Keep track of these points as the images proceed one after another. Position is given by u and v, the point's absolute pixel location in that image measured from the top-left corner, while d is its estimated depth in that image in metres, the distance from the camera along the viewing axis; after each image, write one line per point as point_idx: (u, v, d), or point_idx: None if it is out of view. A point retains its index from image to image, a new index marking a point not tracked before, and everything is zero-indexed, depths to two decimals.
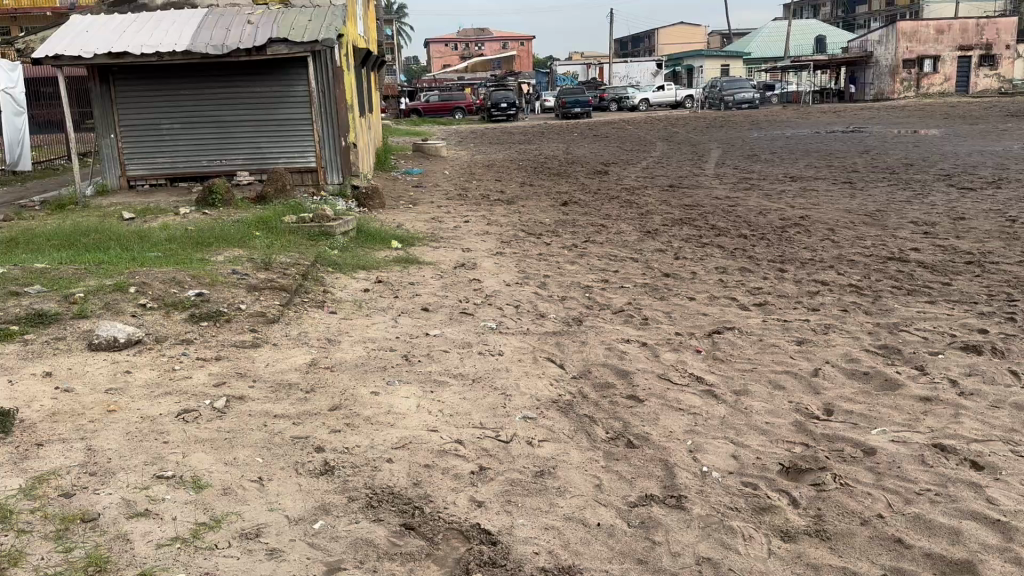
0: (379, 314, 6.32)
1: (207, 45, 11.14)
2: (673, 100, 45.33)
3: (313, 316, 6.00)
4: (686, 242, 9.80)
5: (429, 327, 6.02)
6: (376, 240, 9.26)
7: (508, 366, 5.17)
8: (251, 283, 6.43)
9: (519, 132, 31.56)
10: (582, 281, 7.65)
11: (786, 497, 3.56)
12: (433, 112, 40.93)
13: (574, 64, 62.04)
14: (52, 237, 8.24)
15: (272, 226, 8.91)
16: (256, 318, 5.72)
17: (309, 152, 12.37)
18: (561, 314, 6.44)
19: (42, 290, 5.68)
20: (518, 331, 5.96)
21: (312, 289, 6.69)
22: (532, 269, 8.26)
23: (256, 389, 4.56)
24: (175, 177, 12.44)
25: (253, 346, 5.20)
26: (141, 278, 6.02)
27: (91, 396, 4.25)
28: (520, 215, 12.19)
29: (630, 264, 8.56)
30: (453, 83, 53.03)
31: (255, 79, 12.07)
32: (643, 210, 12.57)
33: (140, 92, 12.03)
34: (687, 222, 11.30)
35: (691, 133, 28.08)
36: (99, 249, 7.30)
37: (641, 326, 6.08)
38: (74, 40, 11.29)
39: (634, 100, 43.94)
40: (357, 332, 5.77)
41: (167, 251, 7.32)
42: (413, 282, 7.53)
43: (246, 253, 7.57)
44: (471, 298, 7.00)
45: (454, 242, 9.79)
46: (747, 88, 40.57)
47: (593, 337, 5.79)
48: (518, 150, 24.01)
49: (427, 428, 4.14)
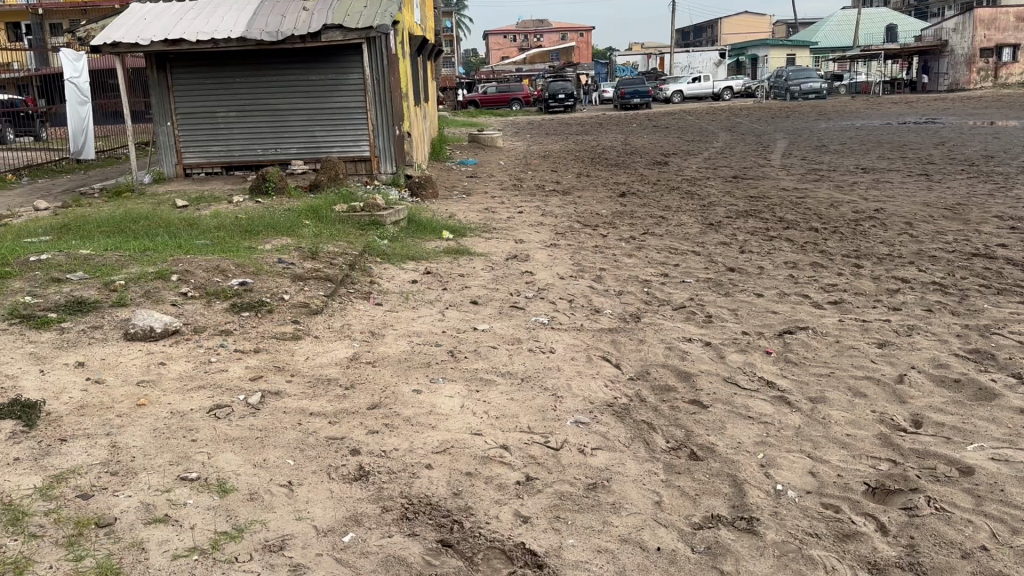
0: (427, 307, 6.04)
1: (262, 32, 11.03)
2: (710, 93, 44.25)
3: (358, 308, 5.75)
4: (751, 236, 9.29)
5: (477, 321, 5.73)
6: (427, 231, 9.00)
7: (560, 365, 4.83)
8: (296, 272, 6.22)
9: (576, 123, 31.07)
10: (640, 275, 7.25)
11: (873, 523, 3.17)
12: (490, 103, 40.63)
13: (633, 55, 61.07)
14: (103, 224, 8.21)
15: (321, 215, 8.72)
16: (300, 308, 5.48)
17: (363, 141, 12.22)
18: (618, 309, 6.06)
19: (84, 277, 5.57)
20: (571, 327, 5.61)
21: (359, 280, 6.45)
22: (588, 262, 7.90)
23: (293, 384, 4.31)
24: (231, 165, 12.41)
25: (293, 339, 4.96)
26: (183, 266, 5.86)
27: (122, 388, 4.06)
28: (576, 206, 11.81)
29: (692, 257, 8.12)
30: (512, 74, 52.67)
31: (310, 66, 11.93)
32: (705, 202, 12.06)
33: (196, 81, 12.01)
34: (752, 215, 10.76)
35: (755, 124, 27.21)
36: (145, 236, 7.19)
37: (705, 324, 5.68)
38: (132, 27, 11.32)
39: (667, 92, 43.14)
40: (402, 325, 5.50)
41: (214, 239, 7.17)
42: (463, 274, 7.25)
43: (293, 241, 7.38)
44: (523, 291, 6.68)
45: (507, 233, 9.47)
46: (815, 78, 39.21)
47: (653, 335, 5.41)
48: (575, 141, 23.53)
49: (471, 431, 3.84)
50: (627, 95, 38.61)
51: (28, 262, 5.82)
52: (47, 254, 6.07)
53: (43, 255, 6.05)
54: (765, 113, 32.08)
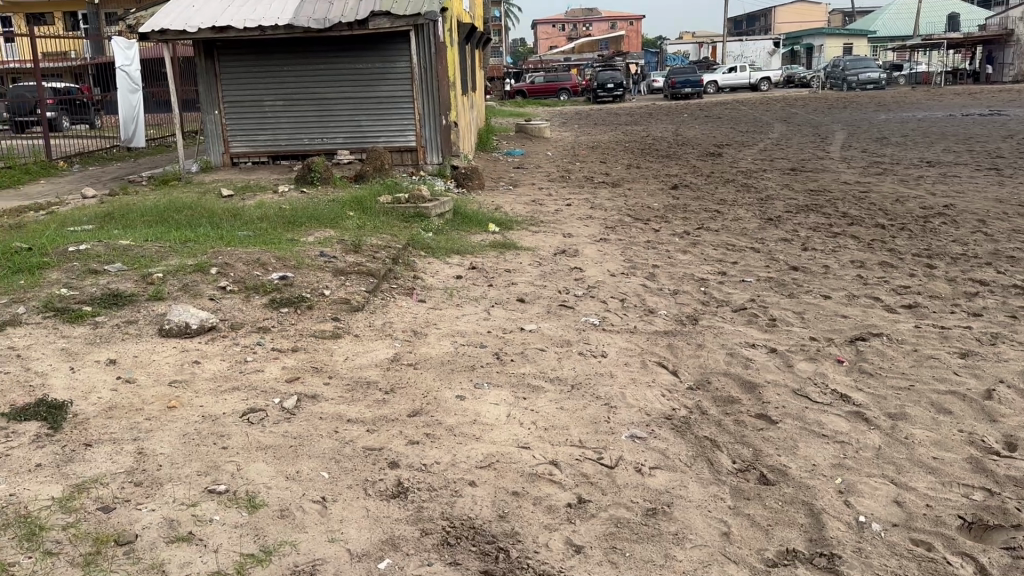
0: (471, 305, 5.78)
1: (309, 19, 10.85)
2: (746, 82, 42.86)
3: (400, 304, 5.51)
4: (813, 232, 8.83)
5: (525, 321, 5.44)
6: (473, 224, 8.73)
7: (613, 371, 4.52)
8: (338, 266, 6.00)
9: (626, 113, 30.53)
10: (697, 273, 6.89)
11: (971, 564, 2.81)
12: (538, 93, 40.22)
13: (684, 44, 60.02)
14: (147, 213, 8.12)
15: (365, 207, 8.50)
16: (340, 305, 5.25)
17: (409, 131, 12.02)
18: (674, 310, 5.72)
19: (121, 269, 5.43)
20: (624, 329, 5.29)
21: (402, 275, 6.22)
22: (640, 258, 7.56)
23: (331, 386, 4.07)
24: (277, 155, 12.30)
25: (333, 337, 4.73)
26: (222, 259, 5.68)
27: (152, 389, 3.88)
28: (627, 199, 11.45)
29: (750, 254, 7.73)
30: (560, 64, 52.15)
31: (358, 55, 11.74)
32: (762, 195, 11.59)
33: (244, 69, 11.89)
34: (812, 210, 10.27)
35: (811, 115, 26.43)
36: (187, 227, 7.06)
37: (769, 329, 5.30)
38: (181, 15, 11.24)
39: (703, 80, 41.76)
40: (446, 324, 5.24)
41: (255, 230, 7.00)
42: (510, 269, 6.96)
43: (336, 233, 7.17)
44: (572, 288, 6.37)
45: (556, 227, 9.15)
46: (873, 68, 38.00)
47: (712, 340, 5.06)
48: (624, 131, 23.02)
49: (519, 444, 3.55)
50: (678, 85, 37.88)
51: (67, 253, 5.71)
52: (86, 245, 5.96)
53: (82, 246, 5.93)
54: (821, 103, 31.17)
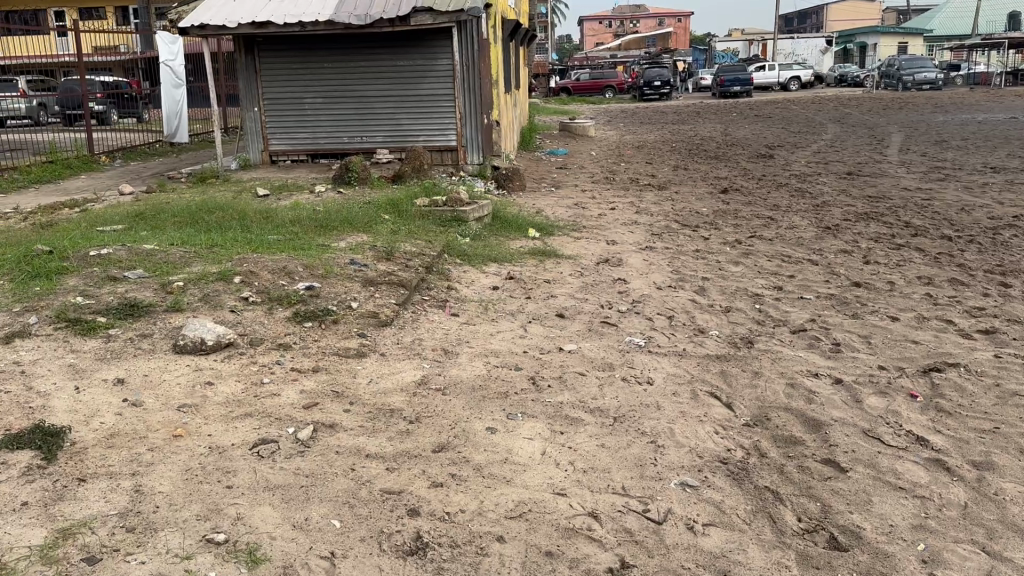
0: (507, 320, 5.42)
1: (350, 15, 10.58)
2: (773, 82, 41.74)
3: (432, 319, 5.17)
4: (875, 243, 8.29)
5: (564, 340, 5.05)
6: (512, 229, 8.38)
7: (660, 401, 4.12)
8: (368, 275, 5.69)
9: (672, 111, 29.89)
10: (750, 287, 6.44)
11: None
12: (583, 90, 39.69)
13: (733, 42, 58.86)
14: (178, 213, 7.91)
15: (401, 210, 8.19)
16: (368, 319, 4.92)
17: (450, 131, 11.72)
18: (726, 331, 5.29)
19: (142, 276, 5.19)
20: (673, 352, 4.87)
21: (435, 285, 5.90)
22: (689, 269, 7.12)
23: (351, 414, 3.72)
24: (317, 153, 12.09)
25: (357, 356, 4.39)
26: (247, 266, 5.41)
27: (158, 414, 3.59)
28: (674, 203, 10.98)
29: (808, 267, 7.24)
30: (606, 61, 51.44)
31: (399, 51, 11.44)
32: (818, 201, 11.03)
33: (284, 65, 11.68)
34: (872, 218, 9.70)
35: (866, 115, 25.52)
36: (216, 229, 6.82)
37: (832, 357, 4.85)
38: (221, 10, 11.08)
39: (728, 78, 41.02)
40: (479, 342, 4.89)
41: (286, 234, 6.73)
42: (550, 280, 6.59)
43: (369, 239, 6.88)
44: (615, 303, 5.98)
45: (599, 232, 8.75)
46: (931, 68, 36.68)
47: (769, 368, 4.62)
48: (672, 131, 22.43)
49: (554, 490, 3.18)
50: (727, 83, 37.06)
51: (88, 257, 5.50)
52: (108, 248, 5.75)
53: (104, 249, 5.72)
54: (875, 103, 30.14)
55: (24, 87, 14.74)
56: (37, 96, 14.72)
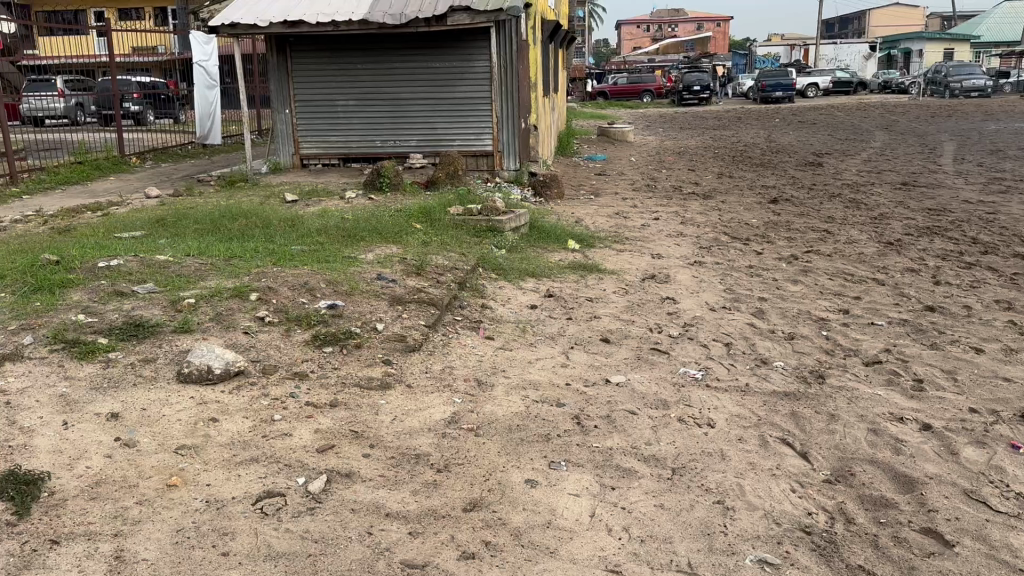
0: (547, 345, 4.92)
1: (384, 14, 10.19)
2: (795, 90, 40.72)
3: (464, 343, 4.70)
4: (943, 261, 7.65)
5: (611, 370, 4.54)
6: (551, 240, 7.89)
7: (724, 449, 3.60)
8: (396, 292, 5.23)
9: (713, 116, 29.17)
10: (814, 311, 5.87)
11: None
12: (620, 94, 39.00)
13: (775, 47, 57.78)
14: (201, 220, 7.54)
15: (433, 219, 7.74)
16: (395, 343, 4.45)
17: (486, 135, 11.25)
18: (792, 363, 4.75)
19: (152, 291, 4.79)
20: (734, 387, 4.33)
21: (468, 303, 5.43)
22: (744, 288, 6.57)
23: (371, 460, 3.25)
24: (349, 157, 11.70)
25: (381, 387, 3.92)
26: (265, 281, 4.99)
27: (153, 457, 3.16)
28: (721, 213, 10.40)
29: (874, 287, 6.65)
30: (644, 65, 50.76)
31: (435, 52, 11.02)
32: (875, 213, 10.37)
33: (317, 66, 11.32)
34: (936, 233, 9.05)
35: (915, 123, 24.56)
36: (238, 238, 6.43)
37: (916, 398, 4.28)
38: (253, 8, 10.74)
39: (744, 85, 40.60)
40: (516, 371, 4.40)
41: (310, 244, 6.31)
42: (592, 298, 6.09)
43: (399, 251, 6.43)
44: (665, 326, 5.45)
45: (643, 245, 8.22)
46: (981, 74, 35.37)
47: (846, 410, 4.08)
48: (714, 137, 21.77)
49: (606, 567, 2.68)
50: (769, 88, 36.17)
51: (96, 269, 5.13)
52: (119, 259, 5.37)
53: (115, 260, 5.35)
54: (922, 111, 29.12)
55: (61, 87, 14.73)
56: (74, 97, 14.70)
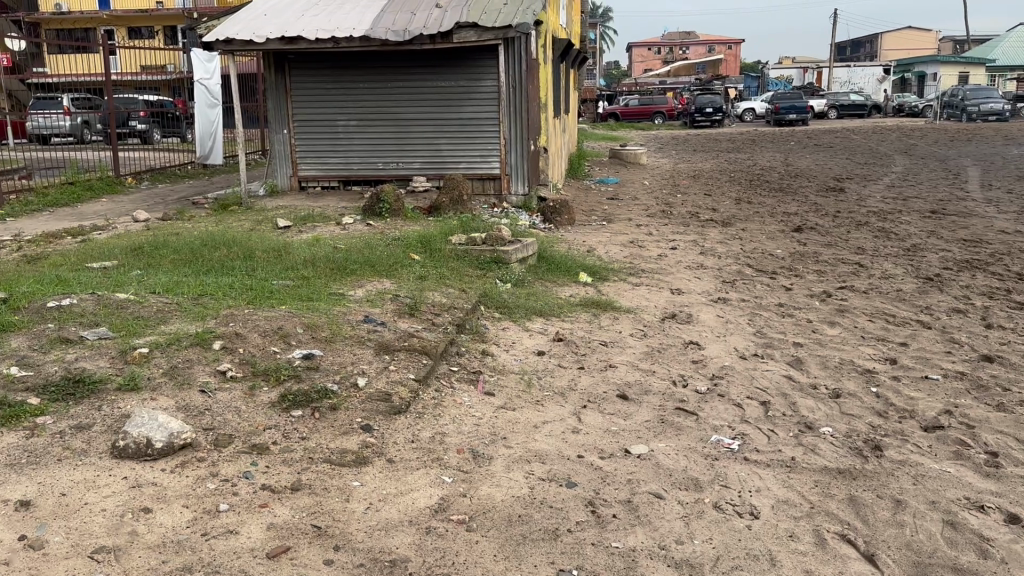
0: (556, 402, 4.27)
1: (387, 30, 9.67)
2: None
3: (460, 402, 4.05)
4: (991, 300, 6.96)
5: (629, 437, 3.87)
6: (560, 273, 7.26)
7: (773, 551, 2.94)
8: (384, 337, 4.60)
9: (726, 138, 28.56)
10: (858, 362, 5.20)
11: None
12: (632, 116, 38.48)
13: (787, 70, 57.27)
14: (181, 248, 6.96)
15: (432, 249, 7.14)
16: (377, 404, 3.80)
17: (493, 157, 10.66)
18: (842, 430, 4.08)
19: (101, 338, 4.19)
20: (777, 461, 3.67)
21: (466, 352, 4.80)
22: (776, 331, 5.92)
23: (336, 568, 2.61)
24: (349, 180, 11.11)
25: (357, 463, 3.28)
26: (234, 326, 4.38)
27: (59, 565, 2.52)
28: (743, 242, 9.75)
29: (920, 331, 5.97)
30: (656, 87, 50.40)
31: (440, 71, 10.48)
32: (908, 245, 9.69)
33: (317, 85, 10.78)
34: (976, 267, 8.36)
35: (934, 147, 23.86)
36: (215, 272, 5.84)
37: (993, 477, 3.59)
38: (249, 24, 10.25)
39: (743, 108, 39.93)
40: (519, 439, 3.73)
41: (294, 278, 5.71)
42: (607, 342, 5.44)
43: (392, 286, 5.82)
44: (690, 379, 4.80)
45: (660, 278, 7.58)
46: (999, 99, 34.64)
47: (914, 494, 3.40)
48: (729, 160, 21.16)
49: None
50: (782, 111, 35.58)
51: (44, 310, 4.53)
52: (74, 297, 4.78)
53: (68, 299, 4.75)
54: (940, 135, 28.42)
55: (66, 106, 14.54)
56: (79, 114, 14.47)
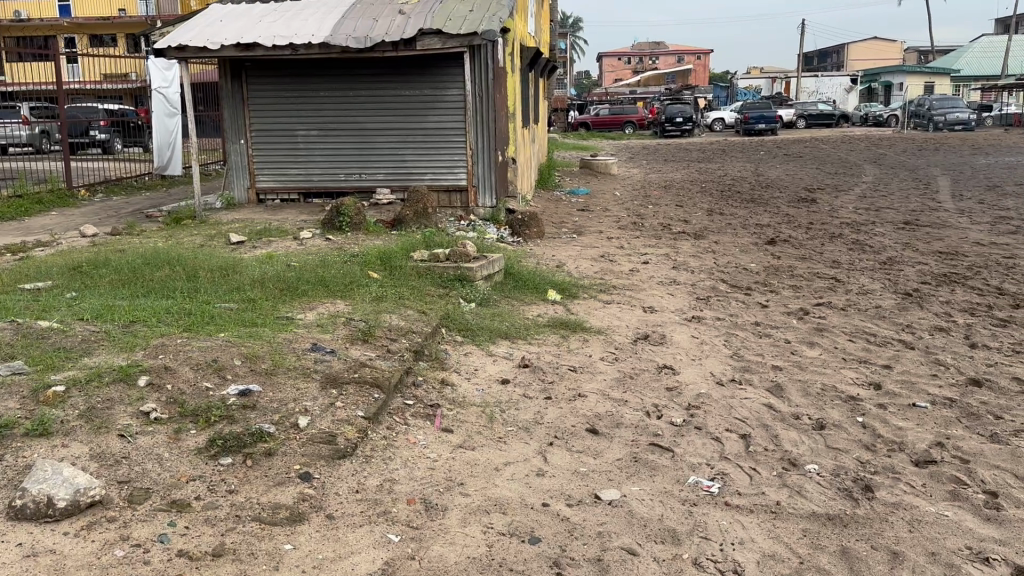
0: (520, 439, 3.91)
1: (348, 36, 9.27)
2: None
3: (413, 442, 3.67)
4: (973, 317, 6.73)
5: (599, 480, 3.52)
6: (528, 291, 6.91)
7: None
8: (332, 368, 4.20)
9: (696, 149, 28.46)
10: (841, 387, 4.91)
11: None
12: (602, 125, 38.40)
13: (756, 80, 57.59)
14: (122, 267, 6.51)
15: (393, 266, 6.76)
16: (320, 446, 3.42)
17: (459, 168, 10.30)
18: (829, 467, 3.77)
19: (15, 374, 3.75)
20: (761, 506, 3.34)
21: (424, 382, 4.43)
22: (754, 353, 5.62)
23: None
24: (309, 192, 10.68)
25: (291, 521, 2.90)
26: (164, 359, 3.97)
27: None
28: (716, 256, 9.48)
29: (904, 352, 5.70)
30: (626, 97, 50.43)
31: (404, 79, 10.12)
32: (884, 258, 9.48)
33: (275, 93, 10.35)
34: (955, 282, 8.15)
35: (903, 157, 23.90)
36: (155, 294, 5.42)
37: (995, 522, 3.29)
38: (204, 31, 9.80)
39: (713, 117, 40.00)
40: (478, 484, 3.37)
41: (241, 301, 5.30)
42: (576, 367, 5.10)
43: (347, 309, 5.44)
44: (665, 409, 4.47)
45: (632, 295, 7.27)
46: (964, 108, 34.94)
47: (911, 544, 3.09)
48: (700, 170, 21.02)
49: None
50: (752, 120, 35.65)
51: None
52: None
53: None
54: (908, 144, 28.53)
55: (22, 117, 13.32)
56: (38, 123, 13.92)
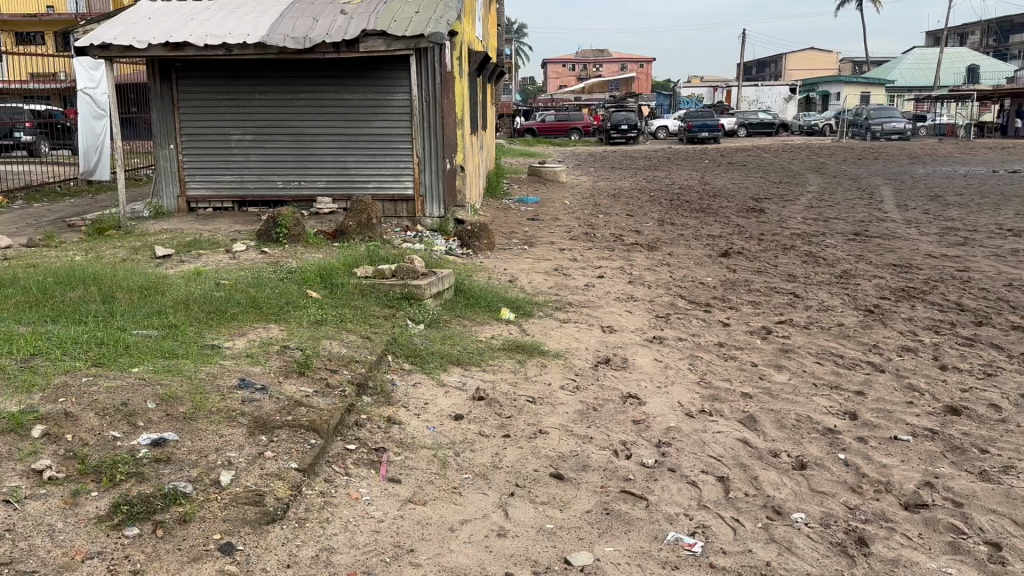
0: (476, 490, 3.48)
1: (286, 37, 8.72)
2: None
3: (354, 499, 3.20)
4: (937, 335, 6.55)
5: (567, 541, 3.10)
6: (479, 309, 6.48)
7: None
8: (261, 409, 3.70)
9: (642, 156, 28.38)
10: (817, 417, 4.60)
11: None
12: (547, 131, 38.13)
13: (697, 89, 58.18)
14: (26, 286, 5.85)
15: (333, 284, 6.25)
16: (245, 508, 2.93)
17: (405, 177, 9.82)
18: (818, 515, 3.44)
19: None
20: (750, 567, 2.98)
21: (368, 422, 3.97)
22: (722, 379, 5.29)
23: None
24: (245, 200, 10.06)
25: None
26: (65, 404, 3.43)
27: None
28: (672, 269, 9.19)
29: (875, 376, 5.44)
30: (571, 104, 50.39)
31: (347, 83, 9.61)
32: (840, 271, 9.32)
33: (208, 95, 9.73)
34: (913, 296, 8.01)
35: (844, 166, 24.21)
36: (61, 320, 4.81)
37: None
38: (130, 28, 9.12)
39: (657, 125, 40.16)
40: (430, 549, 2.94)
41: (160, 327, 4.74)
42: (535, 398, 4.69)
43: (281, 336, 4.93)
44: (633, 447, 4.08)
45: (589, 313, 6.90)
46: (900, 118, 35.74)
47: None
48: (648, 178, 20.89)
49: None
50: (695, 129, 35.87)
51: None
52: None
53: None
54: (848, 154, 28.96)
55: None
56: None
